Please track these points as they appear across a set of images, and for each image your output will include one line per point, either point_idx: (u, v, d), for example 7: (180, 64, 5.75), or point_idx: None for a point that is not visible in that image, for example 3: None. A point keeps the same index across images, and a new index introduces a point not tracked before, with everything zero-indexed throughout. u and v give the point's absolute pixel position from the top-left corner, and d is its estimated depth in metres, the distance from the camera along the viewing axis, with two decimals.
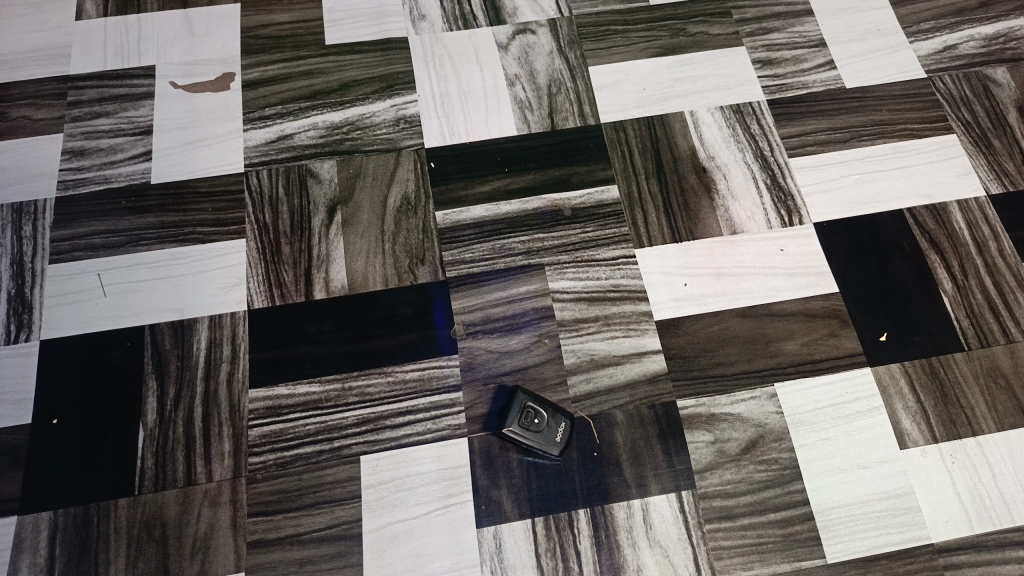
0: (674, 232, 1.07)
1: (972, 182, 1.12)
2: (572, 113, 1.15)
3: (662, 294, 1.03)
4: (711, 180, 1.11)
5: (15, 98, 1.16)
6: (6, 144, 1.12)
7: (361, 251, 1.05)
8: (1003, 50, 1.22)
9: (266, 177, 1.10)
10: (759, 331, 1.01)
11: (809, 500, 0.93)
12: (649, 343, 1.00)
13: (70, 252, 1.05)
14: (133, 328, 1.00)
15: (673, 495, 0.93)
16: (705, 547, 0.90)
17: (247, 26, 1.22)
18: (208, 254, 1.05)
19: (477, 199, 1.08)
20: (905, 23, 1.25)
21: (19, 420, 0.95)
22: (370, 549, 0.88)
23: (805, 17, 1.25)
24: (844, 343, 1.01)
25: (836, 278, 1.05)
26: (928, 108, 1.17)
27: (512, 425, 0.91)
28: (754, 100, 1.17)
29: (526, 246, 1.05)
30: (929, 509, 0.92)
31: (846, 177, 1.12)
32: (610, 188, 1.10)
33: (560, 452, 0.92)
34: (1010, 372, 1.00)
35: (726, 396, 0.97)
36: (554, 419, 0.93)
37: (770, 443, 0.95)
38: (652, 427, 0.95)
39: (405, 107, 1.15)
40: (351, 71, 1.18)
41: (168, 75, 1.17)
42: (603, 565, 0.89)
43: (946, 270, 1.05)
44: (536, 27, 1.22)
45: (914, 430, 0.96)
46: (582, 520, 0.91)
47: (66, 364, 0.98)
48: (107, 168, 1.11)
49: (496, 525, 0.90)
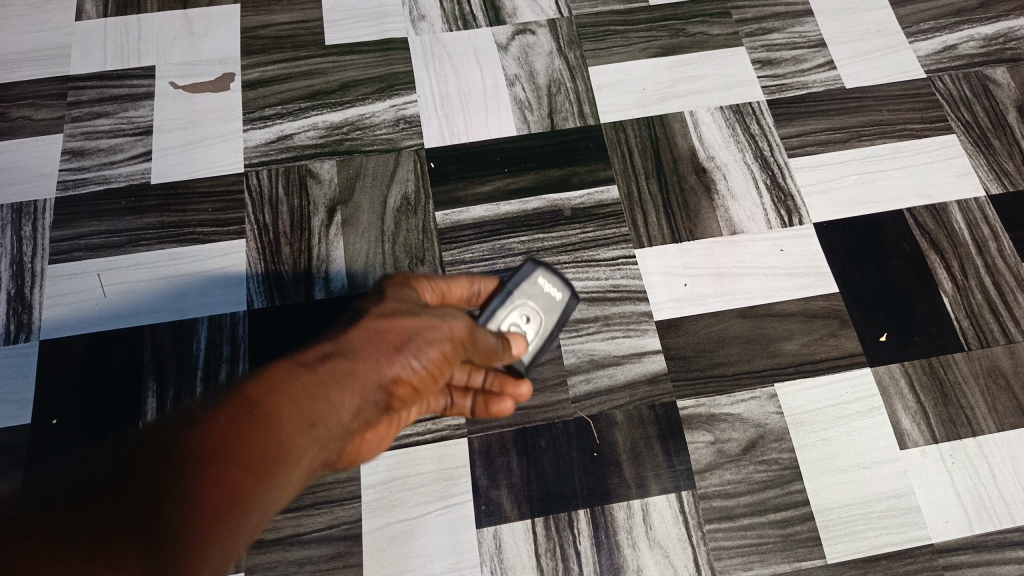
0: (674, 232, 1.07)
1: (972, 182, 1.12)
2: (572, 113, 1.15)
3: (662, 294, 1.03)
4: (711, 180, 1.11)
5: (16, 98, 1.16)
6: (8, 144, 1.13)
7: (361, 251, 1.05)
8: (1002, 50, 1.22)
9: (266, 177, 1.10)
10: (759, 331, 1.01)
11: (809, 500, 0.93)
12: (649, 343, 1.00)
13: (70, 252, 1.05)
14: (134, 328, 1.00)
15: (673, 495, 0.93)
16: (705, 547, 0.90)
17: (248, 26, 1.22)
18: (208, 253, 1.05)
19: (476, 199, 1.08)
20: (905, 23, 1.25)
21: (19, 420, 0.95)
22: (370, 549, 0.89)
23: (804, 18, 1.25)
24: (844, 343, 1.01)
25: (836, 278, 1.05)
26: (928, 108, 1.17)
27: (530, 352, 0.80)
28: (754, 100, 1.17)
29: (526, 246, 1.05)
30: (929, 509, 0.92)
31: (845, 177, 1.12)
32: (610, 188, 1.10)
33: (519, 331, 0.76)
34: (1009, 372, 1.00)
35: (726, 396, 0.97)
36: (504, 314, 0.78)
37: (770, 443, 0.95)
38: (653, 427, 0.95)
39: (405, 107, 1.15)
40: (351, 71, 1.18)
41: (168, 75, 1.18)
42: (603, 564, 0.90)
43: (946, 269, 1.05)
44: (536, 28, 1.22)
45: (913, 430, 0.96)
46: (582, 520, 0.91)
47: (66, 364, 0.98)
48: (106, 168, 1.11)
49: (496, 525, 0.91)
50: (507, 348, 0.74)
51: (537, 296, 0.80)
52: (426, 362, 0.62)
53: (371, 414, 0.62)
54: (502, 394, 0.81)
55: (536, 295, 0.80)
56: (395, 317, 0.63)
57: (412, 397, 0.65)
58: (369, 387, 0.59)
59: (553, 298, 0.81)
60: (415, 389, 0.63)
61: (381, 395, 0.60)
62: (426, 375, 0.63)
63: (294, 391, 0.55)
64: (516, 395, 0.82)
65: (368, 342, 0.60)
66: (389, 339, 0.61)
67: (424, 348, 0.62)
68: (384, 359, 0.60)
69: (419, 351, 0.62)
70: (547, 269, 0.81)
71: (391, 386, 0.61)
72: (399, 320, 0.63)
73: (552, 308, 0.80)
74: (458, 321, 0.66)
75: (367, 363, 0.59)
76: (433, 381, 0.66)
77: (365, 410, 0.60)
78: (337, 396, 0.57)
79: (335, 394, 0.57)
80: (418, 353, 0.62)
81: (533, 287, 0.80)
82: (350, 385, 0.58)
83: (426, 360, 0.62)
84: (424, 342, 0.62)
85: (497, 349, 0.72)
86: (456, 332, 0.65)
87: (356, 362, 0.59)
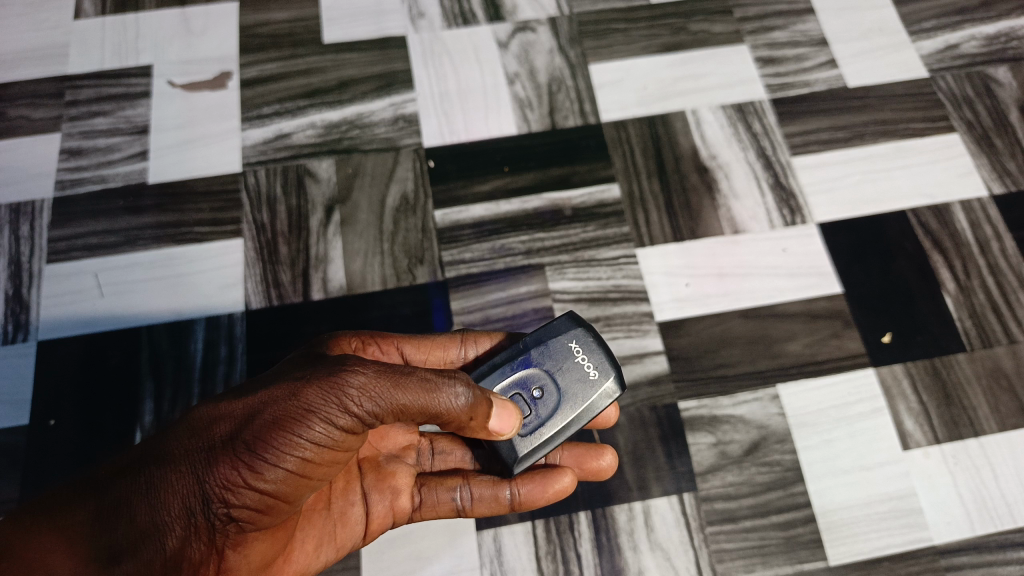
0: (676, 232, 1.06)
1: (974, 183, 1.11)
2: (572, 112, 1.14)
3: (663, 294, 1.02)
4: (712, 180, 1.10)
5: (13, 98, 1.15)
6: (6, 144, 1.12)
7: (360, 250, 1.04)
8: (1004, 50, 1.21)
9: (262, 177, 1.09)
10: (762, 331, 1.00)
11: (811, 502, 0.92)
12: (650, 343, 0.99)
13: (67, 251, 1.04)
14: (132, 329, 0.99)
15: (674, 497, 0.92)
16: (706, 549, 0.90)
17: (246, 24, 1.20)
18: (207, 253, 1.04)
19: (476, 198, 1.07)
20: (907, 22, 1.23)
21: (17, 420, 0.95)
22: (370, 551, 0.88)
23: (806, 16, 1.24)
24: (847, 344, 1.00)
25: (838, 278, 1.04)
26: (929, 108, 1.16)
27: (558, 426, 0.77)
28: (756, 100, 1.16)
29: (526, 246, 1.04)
30: (930, 510, 0.92)
31: (847, 177, 1.11)
32: (611, 187, 1.09)
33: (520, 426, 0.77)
34: (1012, 374, 0.99)
35: (728, 397, 0.96)
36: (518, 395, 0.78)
37: (772, 444, 0.94)
38: (654, 429, 0.94)
39: (405, 106, 1.14)
40: (349, 70, 1.17)
41: (166, 75, 1.16)
42: (603, 567, 0.90)
43: (949, 269, 1.04)
44: (536, 26, 1.21)
45: (916, 432, 0.95)
46: (582, 522, 0.91)
47: (64, 365, 0.97)
48: (104, 167, 1.10)
49: (496, 528, 0.90)
50: (465, 403, 0.69)
51: (566, 361, 0.79)
52: (274, 460, 0.63)
53: (221, 519, 0.64)
54: (584, 471, 0.85)
55: (565, 360, 0.79)
56: (237, 406, 0.65)
57: (274, 504, 0.65)
58: (199, 491, 0.63)
59: (585, 369, 0.79)
60: (268, 493, 0.64)
61: (218, 501, 0.63)
62: (275, 478, 0.64)
63: (125, 489, 0.62)
64: (599, 469, 0.85)
65: (200, 436, 0.64)
66: (223, 435, 0.64)
67: (269, 446, 0.63)
68: (216, 458, 0.63)
69: (264, 449, 0.63)
70: (587, 331, 0.80)
71: (234, 490, 0.63)
72: (245, 404, 0.65)
73: (581, 378, 0.79)
74: (328, 401, 0.64)
75: (196, 464, 0.63)
76: (303, 483, 0.66)
77: (207, 514, 0.63)
78: (160, 498, 0.62)
79: (159, 497, 0.62)
80: (264, 452, 0.63)
81: (560, 347, 0.80)
82: (173, 487, 0.62)
83: (272, 461, 0.63)
84: (265, 432, 0.63)
85: (452, 403, 0.68)
86: (327, 418, 0.64)
87: (184, 461, 0.63)
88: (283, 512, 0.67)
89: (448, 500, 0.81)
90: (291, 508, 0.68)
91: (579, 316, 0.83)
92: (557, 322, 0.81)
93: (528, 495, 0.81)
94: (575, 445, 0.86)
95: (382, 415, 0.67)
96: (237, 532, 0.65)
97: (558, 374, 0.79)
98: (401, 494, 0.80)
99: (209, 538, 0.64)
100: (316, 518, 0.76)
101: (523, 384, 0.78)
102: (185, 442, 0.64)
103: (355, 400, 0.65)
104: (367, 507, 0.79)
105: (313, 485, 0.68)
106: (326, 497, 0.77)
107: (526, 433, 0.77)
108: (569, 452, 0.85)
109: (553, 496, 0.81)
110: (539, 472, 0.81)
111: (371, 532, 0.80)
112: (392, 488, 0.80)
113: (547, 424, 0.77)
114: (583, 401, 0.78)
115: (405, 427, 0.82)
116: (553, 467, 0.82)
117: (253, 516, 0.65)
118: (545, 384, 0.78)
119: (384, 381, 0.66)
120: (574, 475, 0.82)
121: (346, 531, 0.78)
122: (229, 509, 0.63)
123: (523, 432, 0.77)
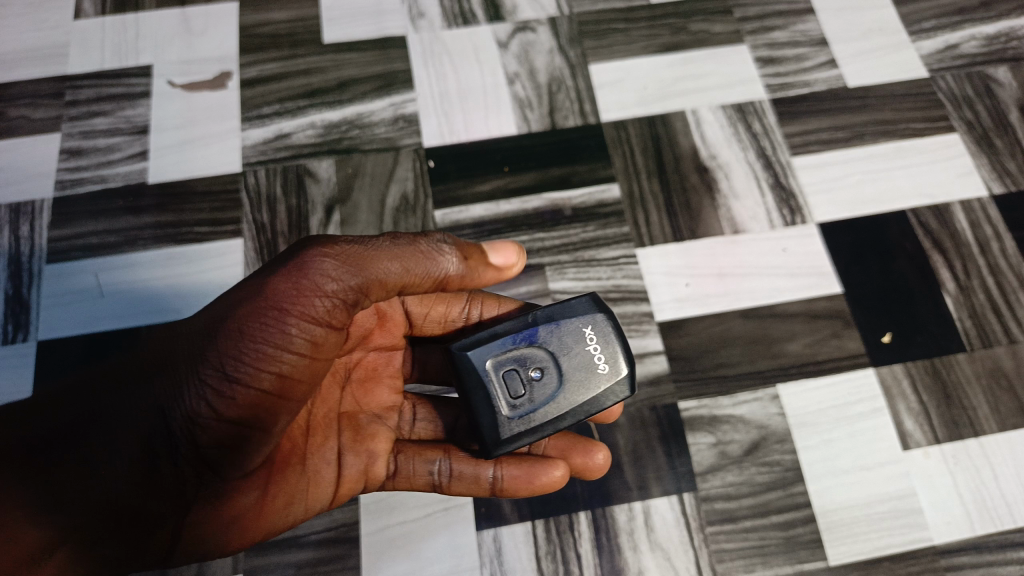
0: (676, 232, 1.06)
1: (974, 183, 1.11)
2: (572, 112, 1.14)
3: (663, 294, 1.02)
4: (712, 180, 1.10)
5: (14, 98, 1.15)
6: (6, 144, 1.12)
7: None
8: (1004, 50, 1.21)
9: (263, 176, 1.09)
10: (761, 332, 1.00)
11: (811, 502, 0.92)
12: (650, 343, 0.99)
13: (67, 251, 1.04)
14: (132, 328, 0.99)
15: (674, 497, 0.92)
16: (706, 549, 0.90)
17: (246, 24, 1.20)
18: (207, 254, 1.04)
19: (476, 198, 1.07)
20: (906, 22, 1.23)
21: None
22: (369, 550, 0.89)
23: (806, 16, 1.24)
24: (847, 344, 1.00)
25: (837, 278, 1.04)
26: (929, 108, 1.16)
27: (548, 416, 0.76)
28: (756, 100, 1.16)
29: (526, 246, 1.04)
30: (930, 510, 0.92)
31: (847, 177, 1.11)
32: (611, 187, 1.09)
33: (510, 407, 0.75)
34: (1012, 374, 0.99)
35: (728, 397, 0.96)
36: (514, 376, 0.76)
37: (772, 445, 0.94)
38: (654, 429, 0.94)
39: (405, 106, 1.14)
40: (349, 70, 1.17)
41: (166, 75, 1.16)
42: (603, 566, 0.90)
43: (949, 269, 1.04)
44: (536, 26, 1.21)
45: (916, 432, 0.95)
46: (582, 522, 0.91)
47: (64, 364, 0.97)
48: (105, 168, 1.10)
49: (496, 528, 0.90)
50: (447, 266, 0.72)
51: (575, 347, 0.77)
52: (244, 366, 0.66)
53: (196, 432, 0.67)
54: (571, 465, 0.85)
55: (576, 346, 0.77)
56: (208, 321, 0.69)
57: (253, 421, 0.68)
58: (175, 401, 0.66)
59: (595, 361, 0.77)
60: (240, 401, 0.67)
61: (194, 410, 0.66)
62: (246, 386, 0.67)
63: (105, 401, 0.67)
64: (587, 466, 0.85)
65: (174, 352, 0.68)
66: (198, 347, 0.67)
67: (238, 349, 0.66)
68: (190, 371, 0.66)
69: (234, 355, 0.66)
70: (607, 319, 0.78)
71: (207, 399, 0.66)
72: (216, 315, 0.68)
73: (588, 369, 0.77)
74: (304, 291, 0.67)
75: (171, 376, 0.67)
76: (280, 401, 0.69)
77: (183, 425, 0.66)
78: (140, 409, 0.66)
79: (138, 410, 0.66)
80: (232, 358, 0.66)
81: (573, 330, 0.77)
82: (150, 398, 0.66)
83: (241, 367, 0.66)
84: (233, 338, 0.66)
85: (436, 265, 0.72)
86: (295, 317, 0.67)
87: (160, 377, 0.67)
88: (255, 431, 0.69)
89: (425, 473, 0.82)
90: (265, 428, 0.70)
91: (601, 299, 0.80)
92: (577, 302, 0.79)
93: (511, 483, 0.82)
94: (565, 435, 0.85)
95: (351, 297, 0.70)
96: (213, 447, 0.68)
97: (564, 360, 0.76)
98: (375, 458, 0.80)
99: (183, 454, 0.67)
100: (288, 475, 0.76)
101: (525, 360, 0.76)
102: (162, 355, 0.68)
103: (330, 284, 0.68)
104: (340, 468, 0.78)
105: (285, 401, 0.70)
106: (301, 453, 0.77)
107: (516, 415, 0.75)
108: (556, 442, 0.85)
109: (539, 488, 0.82)
110: (527, 462, 0.81)
111: (339, 494, 0.79)
112: (368, 450, 0.80)
113: (539, 413, 0.75)
114: (580, 393, 0.76)
115: (391, 385, 0.85)
116: (541, 460, 0.82)
117: (225, 429, 0.68)
118: (548, 368, 0.76)
119: (353, 263, 0.69)
120: (564, 466, 0.82)
121: (317, 487, 0.77)
122: (202, 419, 0.67)
123: (513, 414, 0.75)
